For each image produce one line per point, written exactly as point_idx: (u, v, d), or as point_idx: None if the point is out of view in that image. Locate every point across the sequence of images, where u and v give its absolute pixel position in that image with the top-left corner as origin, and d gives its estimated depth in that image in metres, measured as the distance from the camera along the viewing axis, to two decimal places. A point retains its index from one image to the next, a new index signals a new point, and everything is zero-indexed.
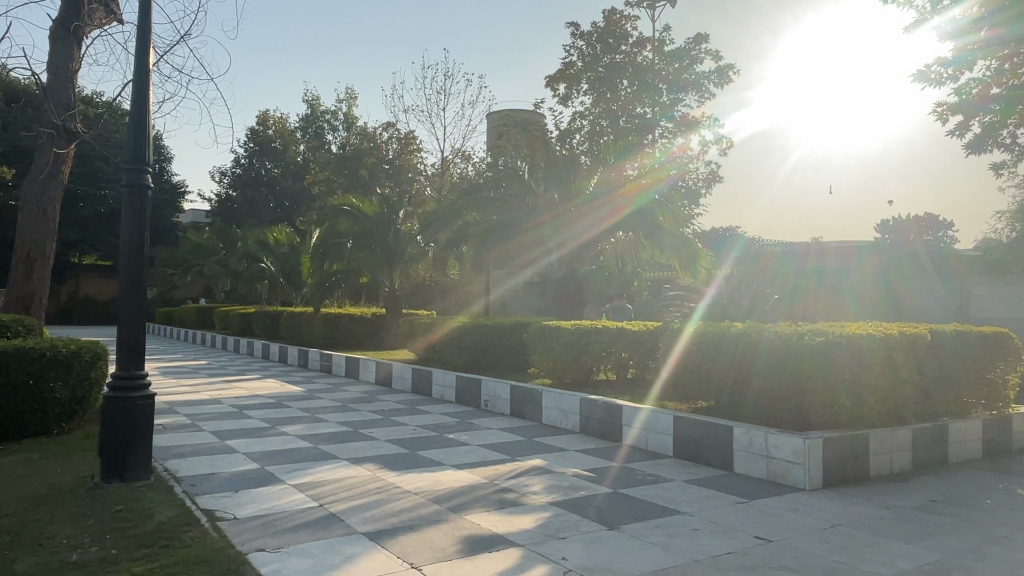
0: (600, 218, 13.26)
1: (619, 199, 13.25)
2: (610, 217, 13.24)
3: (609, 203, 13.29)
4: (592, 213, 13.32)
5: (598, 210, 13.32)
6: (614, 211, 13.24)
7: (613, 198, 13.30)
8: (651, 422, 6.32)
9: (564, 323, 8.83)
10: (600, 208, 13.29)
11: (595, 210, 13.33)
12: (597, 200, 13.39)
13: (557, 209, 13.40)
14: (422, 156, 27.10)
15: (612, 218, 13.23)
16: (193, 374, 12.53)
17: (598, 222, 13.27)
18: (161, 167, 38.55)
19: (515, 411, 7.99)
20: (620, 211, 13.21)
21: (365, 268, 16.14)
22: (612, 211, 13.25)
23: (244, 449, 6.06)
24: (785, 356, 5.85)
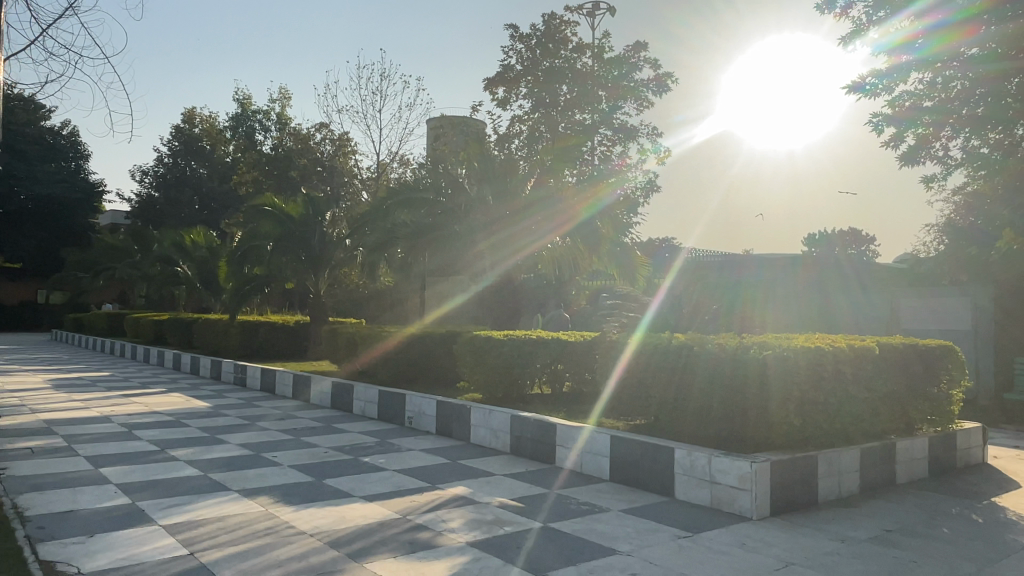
0: (552, 223, 12.78)
1: (566, 209, 12.81)
2: (558, 229, 12.88)
3: (556, 214, 12.79)
4: (539, 223, 12.70)
5: (544, 221, 12.72)
6: (562, 221, 12.86)
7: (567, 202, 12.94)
8: (587, 442, 5.76)
9: (497, 334, 8.21)
10: (545, 219, 12.71)
11: (541, 220, 12.68)
12: (543, 211, 12.71)
13: (496, 216, 12.72)
14: (356, 158, 26.15)
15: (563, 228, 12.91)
16: (89, 387, 11.34)
17: (547, 228, 12.75)
18: (77, 164, 36.27)
19: (441, 429, 7.33)
20: (569, 220, 12.88)
21: (289, 274, 15.20)
22: (559, 221, 12.83)
23: (118, 478, 5.17)
24: (721, 370, 5.42)
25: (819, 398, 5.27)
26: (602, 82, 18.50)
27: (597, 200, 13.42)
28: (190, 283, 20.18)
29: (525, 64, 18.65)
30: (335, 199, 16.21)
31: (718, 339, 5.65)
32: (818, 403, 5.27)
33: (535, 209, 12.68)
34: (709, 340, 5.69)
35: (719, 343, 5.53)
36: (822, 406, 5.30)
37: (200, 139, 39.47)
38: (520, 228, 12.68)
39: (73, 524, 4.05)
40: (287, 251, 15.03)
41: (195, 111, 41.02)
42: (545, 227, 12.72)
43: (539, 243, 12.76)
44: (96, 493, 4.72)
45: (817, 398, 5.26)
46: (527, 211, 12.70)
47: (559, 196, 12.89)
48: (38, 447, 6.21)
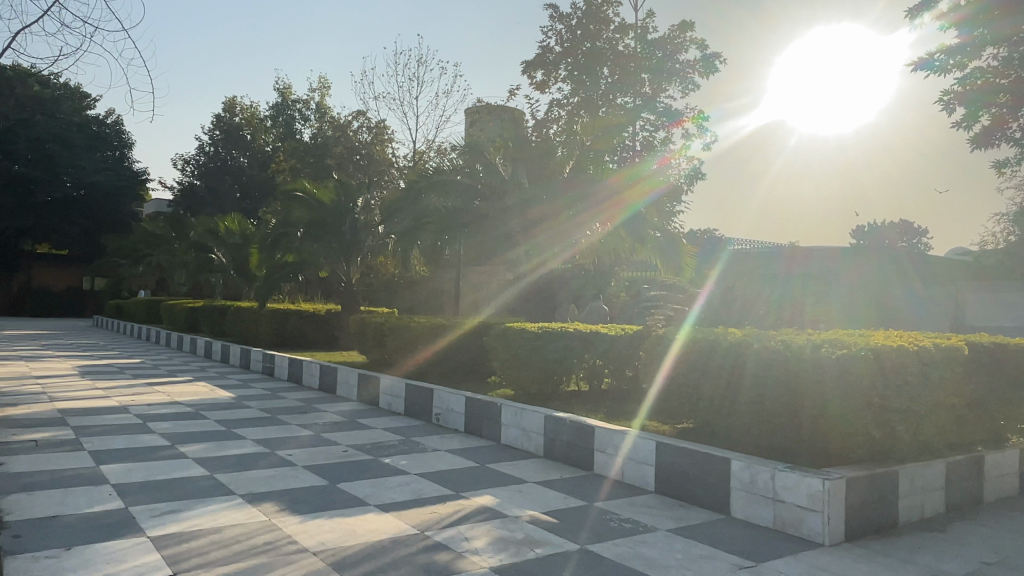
0: (599, 214, 12.13)
1: (609, 205, 12.14)
2: (602, 224, 12.21)
3: (598, 208, 12.11)
4: (578, 222, 12.03)
5: (586, 215, 12.05)
6: (605, 217, 12.19)
7: (612, 193, 12.17)
8: (628, 448, 5.17)
9: (532, 326, 7.62)
10: (587, 212, 12.04)
11: (580, 211, 12.02)
12: (581, 211, 12.03)
13: (527, 216, 12.01)
14: (394, 146, 25.81)
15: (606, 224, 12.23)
16: (117, 374, 11.19)
17: (586, 228, 12.11)
18: (122, 153, 37.06)
19: (469, 427, 6.79)
20: (613, 216, 12.23)
21: (321, 261, 14.87)
22: (603, 216, 12.15)
23: (117, 478, 4.75)
24: (771, 370, 4.82)
25: (893, 404, 4.55)
26: (645, 64, 17.69)
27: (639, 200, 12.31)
28: (224, 270, 20.12)
29: (565, 45, 17.92)
30: (368, 185, 15.83)
31: (769, 337, 5.04)
32: (892, 410, 4.55)
33: (582, 202, 12.02)
34: (758, 337, 5.10)
35: (770, 342, 4.93)
36: (899, 415, 4.58)
37: (241, 128, 39.70)
38: (564, 221, 12.03)
39: (53, 533, 3.62)
40: (317, 238, 14.67)
41: (235, 100, 41.29)
42: (589, 222, 12.10)
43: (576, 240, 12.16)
44: (88, 496, 4.30)
45: (891, 405, 4.55)
46: (568, 211, 12.00)
47: (605, 186, 12.15)
48: (44, 439, 5.86)
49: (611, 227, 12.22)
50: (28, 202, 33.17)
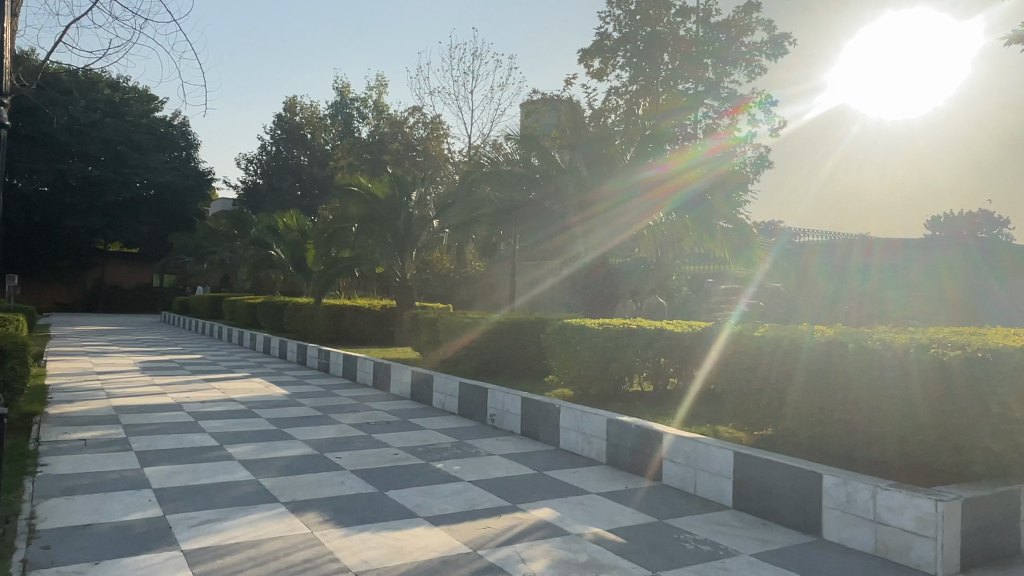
0: (648, 201, 11.65)
1: (657, 191, 11.66)
2: (650, 214, 11.70)
3: (646, 199, 11.64)
4: (627, 216, 11.57)
5: (632, 201, 11.59)
6: (654, 205, 11.71)
7: (660, 180, 11.68)
8: (703, 457, 4.68)
9: (591, 322, 7.20)
10: (633, 199, 11.58)
11: (628, 202, 11.55)
12: (629, 202, 11.57)
13: (575, 209, 11.46)
14: (449, 142, 25.57)
15: (653, 213, 11.72)
16: (176, 370, 11.27)
17: (633, 223, 11.60)
18: (187, 153, 38.52)
19: (526, 430, 6.41)
20: (660, 206, 11.81)
21: (376, 257, 14.76)
22: (650, 206, 11.66)
23: (159, 482, 4.54)
24: (824, 364, 4.52)
25: (989, 407, 3.87)
26: (707, 48, 16.94)
27: (683, 188, 11.91)
28: (283, 267, 20.28)
29: (624, 31, 17.17)
30: (422, 179, 15.61)
31: (826, 331, 4.76)
32: (986, 413, 3.88)
33: (630, 187, 11.54)
34: (815, 333, 4.81)
35: (845, 340, 4.48)
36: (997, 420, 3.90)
37: (301, 127, 40.39)
38: (614, 213, 11.54)
39: (83, 545, 3.39)
40: (371, 233, 14.52)
41: (296, 99, 41.86)
42: (641, 214, 11.59)
43: (625, 229, 11.60)
44: (127, 502, 4.09)
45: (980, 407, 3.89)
46: (619, 198, 11.53)
47: (655, 170, 11.65)
48: (93, 438, 5.75)
49: (663, 211, 11.89)
50: (100, 203, 34.52)
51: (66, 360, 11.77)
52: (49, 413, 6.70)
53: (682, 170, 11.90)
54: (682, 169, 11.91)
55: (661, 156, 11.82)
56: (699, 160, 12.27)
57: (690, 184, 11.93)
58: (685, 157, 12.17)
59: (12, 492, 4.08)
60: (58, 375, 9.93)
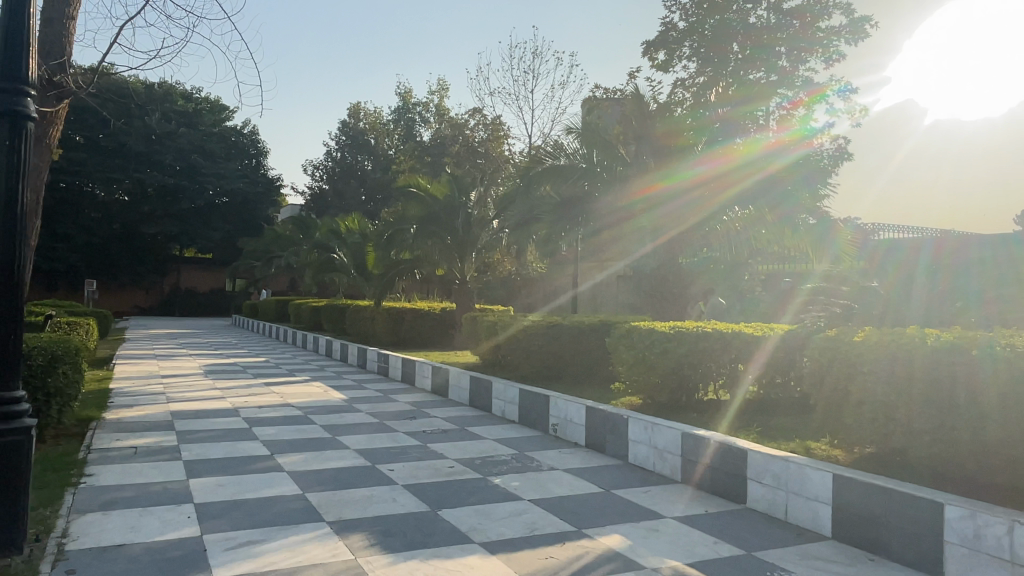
0: (700, 197, 11.00)
1: (707, 188, 11.02)
2: (694, 213, 11.04)
3: (692, 198, 11.00)
4: (673, 216, 10.98)
5: (672, 197, 10.99)
6: (704, 202, 10.99)
7: (711, 176, 11.08)
8: (795, 479, 4.12)
9: (660, 325, 6.67)
10: (678, 197, 10.97)
11: (677, 199, 10.99)
12: (671, 202, 10.99)
13: (618, 205, 11.12)
14: (510, 143, 25.29)
15: (701, 211, 11.01)
16: (239, 373, 11.29)
17: (681, 222, 11.01)
18: (257, 161, 39.63)
19: (591, 441, 5.93)
20: (711, 203, 11.03)
21: (436, 259, 14.53)
22: (698, 203, 11.00)
23: (202, 497, 4.29)
24: (926, 374, 3.97)
25: None
26: (779, 36, 16.12)
27: (734, 186, 11.31)
28: (346, 270, 20.33)
29: (690, 20, 16.44)
30: (482, 179, 15.29)
31: (915, 332, 4.32)
32: None
33: (674, 184, 10.96)
34: (903, 334, 4.38)
35: (963, 346, 3.87)
36: None
37: (365, 132, 40.93)
38: (656, 216, 10.96)
39: (110, 570, 3.12)
40: (430, 234, 14.31)
41: (360, 105, 42.39)
42: (685, 213, 10.99)
43: (671, 226, 11.00)
44: (164, 520, 3.83)
45: None
46: (659, 198, 10.95)
47: (705, 165, 11.05)
48: (144, 446, 5.61)
49: (717, 208, 11.08)
50: (175, 209, 35.76)
51: (135, 363, 11.97)
52: (107, 419, 6.63)
53: (732, 167, 11.39)
54: (733, 165, 11.41)
55: (711, 151, 11.18)
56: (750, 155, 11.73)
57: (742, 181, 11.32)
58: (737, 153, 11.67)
59: (50, 506, 3.90)
60: (124, 379, 10.02)
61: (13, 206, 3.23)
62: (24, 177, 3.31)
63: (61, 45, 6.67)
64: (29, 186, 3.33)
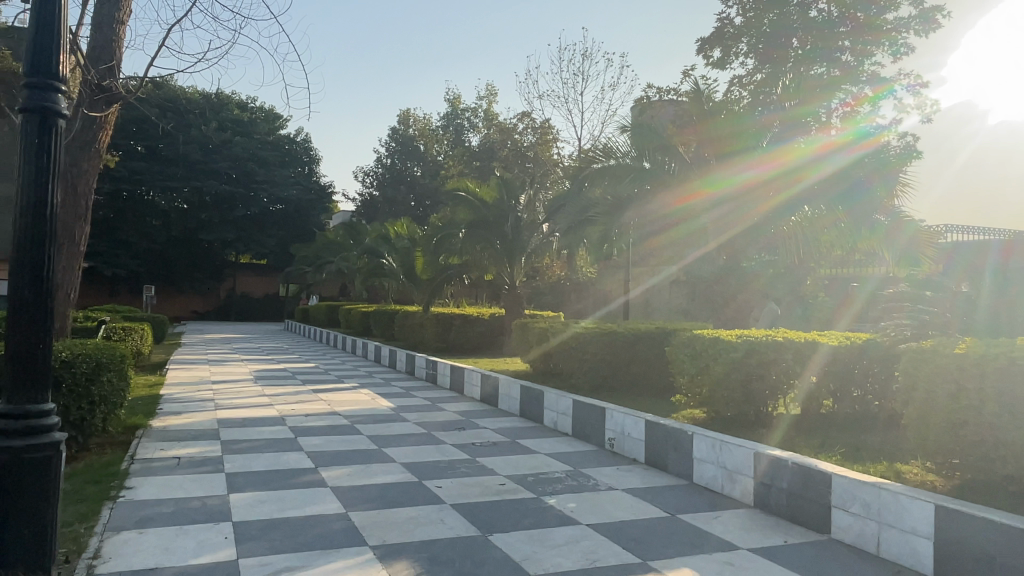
0: (751, 203, 10.42)
1: (758, 193, 10.37)
2: (745, 217, 10.53)
3: (740, 203, 10.46)
4: (717, 221, 10.63)
5: (717, 204, 10.50)
6: (753, 208, 10.42)
7: (764, 180, 10.39)
8: (888, 508, 3.67)
9: (726, 333, 6.23)
10: (725, 203, 10.49)
11: (726, 203, 10.53)
12: (717, 208, 10.56)
13: (663, 211, 10.70)
14: (559, 147, 25.04)
15: (750, 216, 10.48)
16: (288, 379, 11.24)
17: (727, 228, 10.65)
18: (310, 168, 40.25)
19: (651, 457, 5.54)
20: (760, 209, 10.44)
21: (485, 264, 14.30)
22: (747, 209, 10.46)
23: (241, 514, 4.08)
24: None
25: None
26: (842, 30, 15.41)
27: (791, 189, 10.51)
28: (395, 275, 20.31)
29: (748, 16, 15.85)
30: (532, 182, 15.00)
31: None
32: None
33: (720, 191, 10.44)
34: (1011, 346, 3.89)
35: None
36: None
37: (415, 139, 41.17)
38: (700, 223, 10.68)
39: None
40: (479, 238, 14.09)
41: (410, 112, 42.63)
42: (733, 218, 10.57)
43: (717, 232, 10.68)
44: (200, 540, 3.62)
45: None
46: (704, 205, 10.52)
47: (759, 169, 10.33)
48: (188, 456, 5.46)
49: (769, 213, 10.47)
50: (232, 217, 36.59)
51: (187, 369, 12.06)
52: (153, 427, 6.56)
53: (791, 170, 10.51)
54: (791, 166, 10.54)
55: (766, 153, 10.35)
56: (815, 151, 10.81)
57: (797, 184, 10.51)
58: (799, 148, 10.72)
59: (85, 523, 3.74)
60: (175, 385, 10.05)
61: (40, 211, 3.03)
62: (55, 178, 3.10)
63: (110, 51, 6.65)
64: (59, 187, 3.12)
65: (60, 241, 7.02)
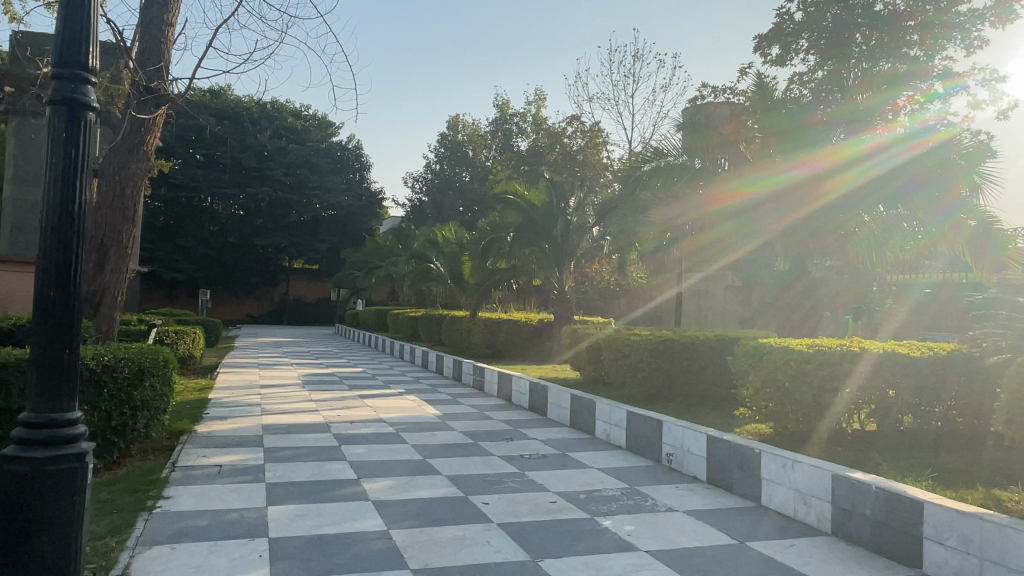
0: (792, 207, 9.54)
1: (799, 196, 9.45)
2: (787, 219, 9.68)
3: (783, 206, 9.57)
4: (757, 222, 9.83)
5: (758, 205, 9.67)
6: (795, 211, 9.57)
7: (806, 183, 9.38)
8: (994, 544, 3.21)
9: (796, 342, 5.79)
10: (767, 206, 9.61)
11: (767, 206, 9.62)
12: (757, 211, 9.74)
13: (708, 208, 10.22)
14: (609, 150, 24.63)
15: (793, 218, 9.64)
16: (335, 384, 11.15)
17: (770, 228, 9.82)
18: (361, 175, 40.67)
19: (713, 476, 5.14)
20: (803, 211, 9.55)
21: (533, 268, 14.00)
22: (790, 212, 9.60)
23: (280, 528, 3.88)
24: None
25: None
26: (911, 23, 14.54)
27: (835, 191, 9.34)
28: (443, 280, 20.20)
29: (808, 12, 15.14)
30: (581, 184, 14.61)
31: None
32: None
33: (762, 192, 9.62)
34: None
35: None
36: None
37: (463, 144, 41.16)
38: (742, 222, 9.98)
39: None
40: (527, 242, 13.80)
41: (459, 118, 42.67)
42: (773, 221, 9.73)
43: (758, 231, 9.95)
44: (234, 557, 3.42)
45: None
46: (743, 207, 9.82)
47: (800, 170, 9.37)
48: (230, 464, 5.33)
49: (812, 215, 9.55)
50: (286, 222, 37.30)
51: (237, 372, 12.10)
52: (198, 432, 6.47)
53: (837, 171, 9.29)
54: (839, 167, 9.31)
55: (811, 153, 9.33)
56: (872, 143, 9.39)
57: (844, 186, 9.33)
58: (853, 142, 9.38)
59: (117, 536, 3.57)
60: (224, 388, 10.06)
61: (66, 208, 2.87)
62: (82, 175, 2.94)
63: (159, 53, 6.66)
64: (87, 185, 2.96)
65: (104, 243, 7.11)
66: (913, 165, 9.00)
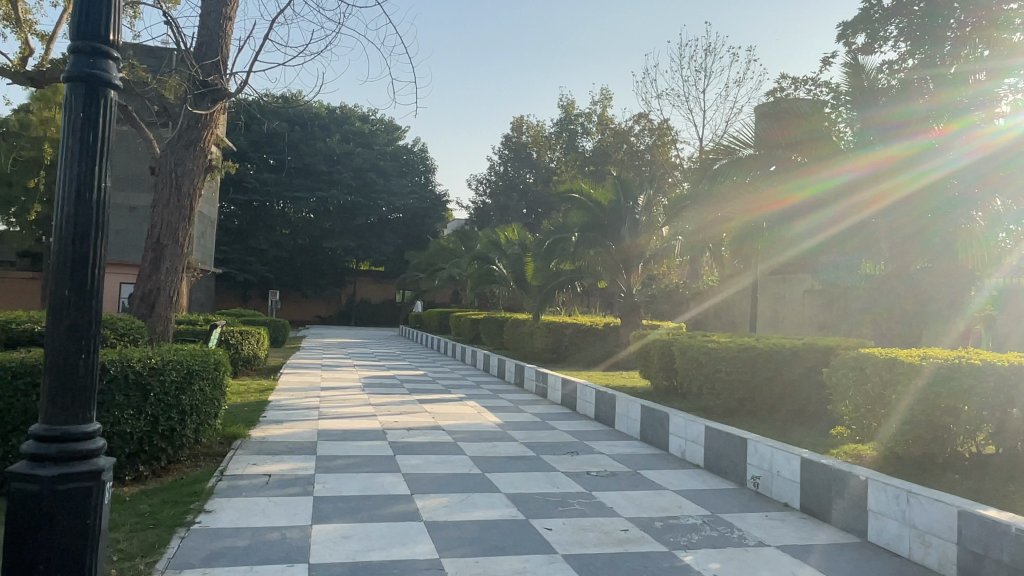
0: (845, 212, 8.56)
1: (850, 201, 8.45)
2: (837, 225, 8.72)
3: (836, 211, 8.60)
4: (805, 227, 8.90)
5: (809, 209, 8.75)
6: (846, 216, 8.57)
7: (861, 186, 8.32)
8: None
9: (905, 354, 5.08)
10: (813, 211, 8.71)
11: (815, 210, 8.74)
12: (804, 218, 8.86)
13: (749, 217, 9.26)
14: (678, 148, 23.80)
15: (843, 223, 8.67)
16: (395, 388, 10.93)
17: (817, 233, 8.92)
18: (427, 178, 40.83)
19: (809, 504, 4.53)
20: (855, 217, 8.54)
21: (598, 270, 13.46)
22: (841, 218, 8.64)
23: (324, 551, 3.53)
24: None
25: None
26: None
27: (892, 195, 8.21)
28: (505, 282, 19.86)
29: None
30: (649, 182, 13.96)
31: None
32: None
33: (812, 198, 8.62)
34: None
35: None
36: None
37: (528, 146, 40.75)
38: (787, 231, 9.09)
39: None
40: (592, 243, 13.27)
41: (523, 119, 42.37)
42: (821, 227, 8.81)
43: (808, 236, 9.03)
44: None
45: None
46: (790, 215, 8.92)
47: (856, 173, 8.29)
48: (279, 474, 5.04)
49: (864, 221, 8.52)
50: (353, 225, 37.80)
51: (298, 373, 12.03)
52: (251, 438, 6.25)
53: (895, 174, 8.15)
54: (897, 169, 8.16)
55: (866, 154, 8.23)
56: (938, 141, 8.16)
57: (903, 189, 8.19)
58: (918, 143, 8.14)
59: (148, 557, 3.29)
60: (284, 389, 9.96)
61: (82, 194, 2.57)
62: (101, 157, 2.64)
63: (217, 47, 6.51)
64: (106, 167, 2.65)
65: (161, 242, 7.05)
66: (977, 165, 8.01)
